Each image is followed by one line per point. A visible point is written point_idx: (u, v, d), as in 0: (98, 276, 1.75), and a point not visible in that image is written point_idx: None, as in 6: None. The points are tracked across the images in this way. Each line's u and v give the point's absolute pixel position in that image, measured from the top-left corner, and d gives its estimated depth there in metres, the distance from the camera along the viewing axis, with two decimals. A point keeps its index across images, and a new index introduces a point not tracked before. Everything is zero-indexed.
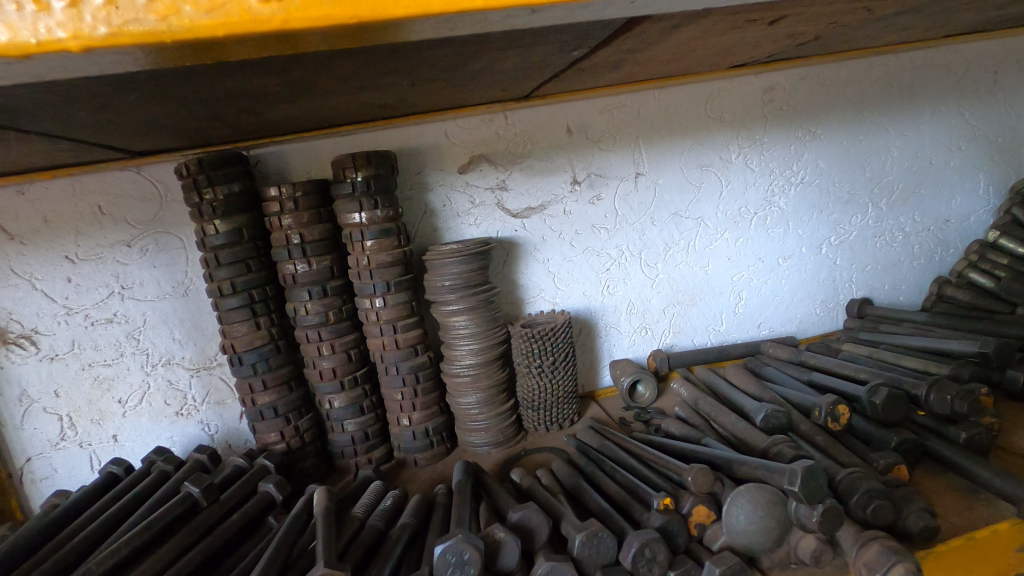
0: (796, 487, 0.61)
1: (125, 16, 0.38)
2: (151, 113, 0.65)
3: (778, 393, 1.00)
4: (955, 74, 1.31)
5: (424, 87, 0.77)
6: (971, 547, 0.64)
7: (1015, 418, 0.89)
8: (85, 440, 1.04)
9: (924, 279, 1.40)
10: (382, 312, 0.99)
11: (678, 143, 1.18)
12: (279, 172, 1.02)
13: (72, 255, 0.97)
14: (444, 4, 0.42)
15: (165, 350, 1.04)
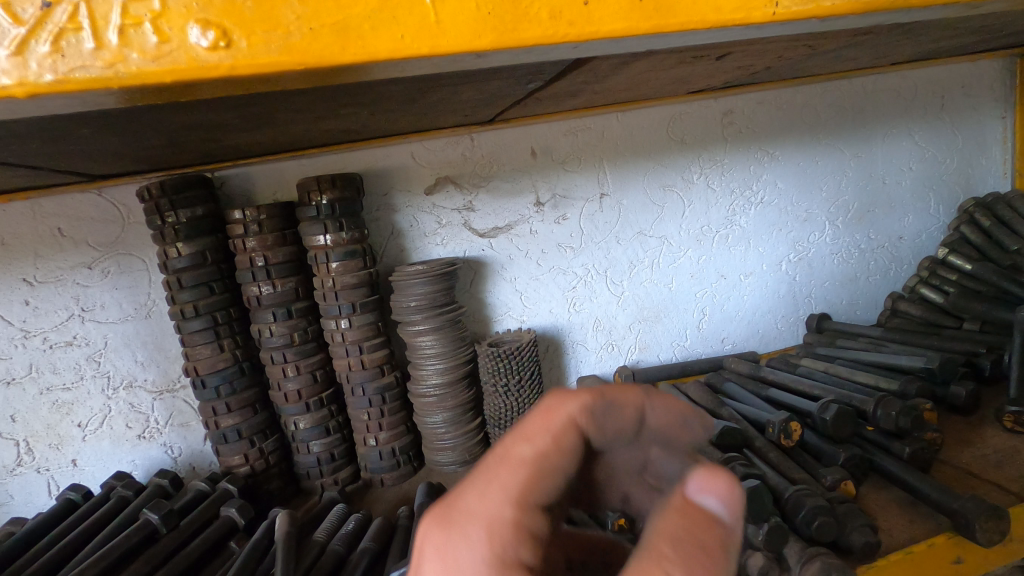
0: (743, 506, 0.63)
1: (72, 64, 0.38)
2: (107, 143, 0.65)
3: (735, 410, 1.03)
4: (905, 98, 1.37)
5: (384, 116, 0.78)
6: (910, 561, 0.66)
7: (957, 433, 0.92)
8: (43, 465, 1.02)
9: (879, 294, 1.45)
10: (348, 333, 0.99)
11: (641, 165, 1.21)
12: (244, 194, 1.02)
13: (30, 278, 0.96)
14: (390, 51, 0.43)
15: (127, 373, 1.03)
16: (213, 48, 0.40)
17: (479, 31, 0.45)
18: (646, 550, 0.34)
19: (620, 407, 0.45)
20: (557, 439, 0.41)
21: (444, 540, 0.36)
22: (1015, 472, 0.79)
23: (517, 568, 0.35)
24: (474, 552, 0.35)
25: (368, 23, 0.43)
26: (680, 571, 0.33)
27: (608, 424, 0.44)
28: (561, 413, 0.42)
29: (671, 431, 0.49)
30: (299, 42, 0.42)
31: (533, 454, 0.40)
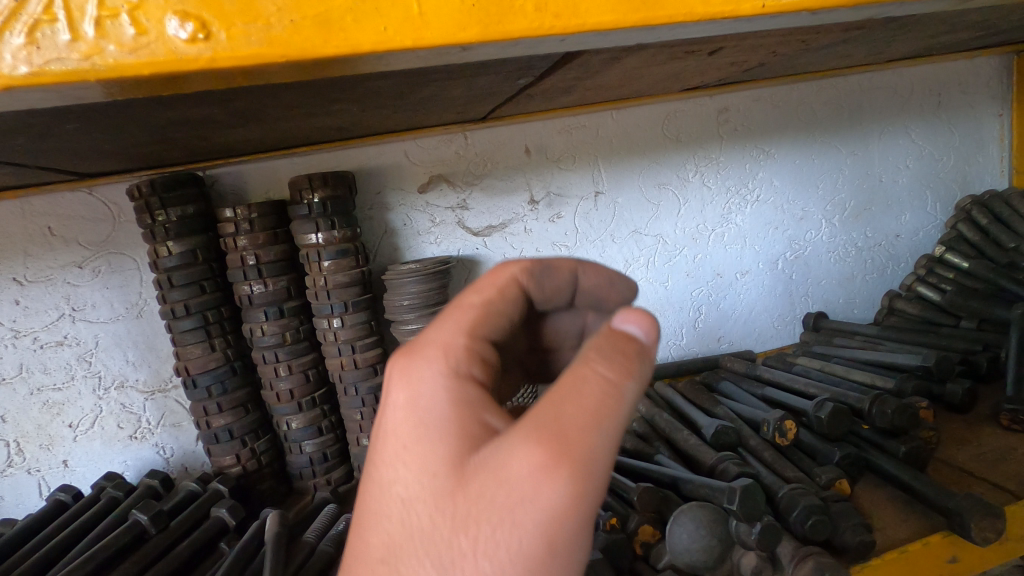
0: (735, 505, 0.64)
1: (47, 56, 0.38)
2: (94, 140, 0.65)
3: (730, 409, 1.02)
4: (902, 96, 1.36)
5: (375, 112, 0.77)
6: (905, 561, 0.66)
7: (954, 431, 0.92)
8: (33, 466, 1.01)
9: (876, 292, 1.45)
10: (340, 332, 0.98)
11: (637, 163, 1.20)
12: (236, 193, 1.01)
13: (20, 277, 0.95)
14: (373, 44, 0.43)
15: (118, 373, 1.02)
16: (191, 40, 0.39)
17: (463, 23, 0.44)
18: (577, 356, 0.38)
19: (557, 269, 0.56)
20: (501, 287, 0.50)
21: (405, 364, 0.43)
22: (1011, 470, 0.78)
23: (470, 378, 0.41)
24: (432, 366, 0.42)
25: (350, 16, 0.42)
26: (605, 366, 0.37)
27: (545, 283, 0.55)
28: (503, 273, 0.51)
29: (602, 292, 0.59)
30: (280, 34, 0.41)
31: (481, 301, 0.48)
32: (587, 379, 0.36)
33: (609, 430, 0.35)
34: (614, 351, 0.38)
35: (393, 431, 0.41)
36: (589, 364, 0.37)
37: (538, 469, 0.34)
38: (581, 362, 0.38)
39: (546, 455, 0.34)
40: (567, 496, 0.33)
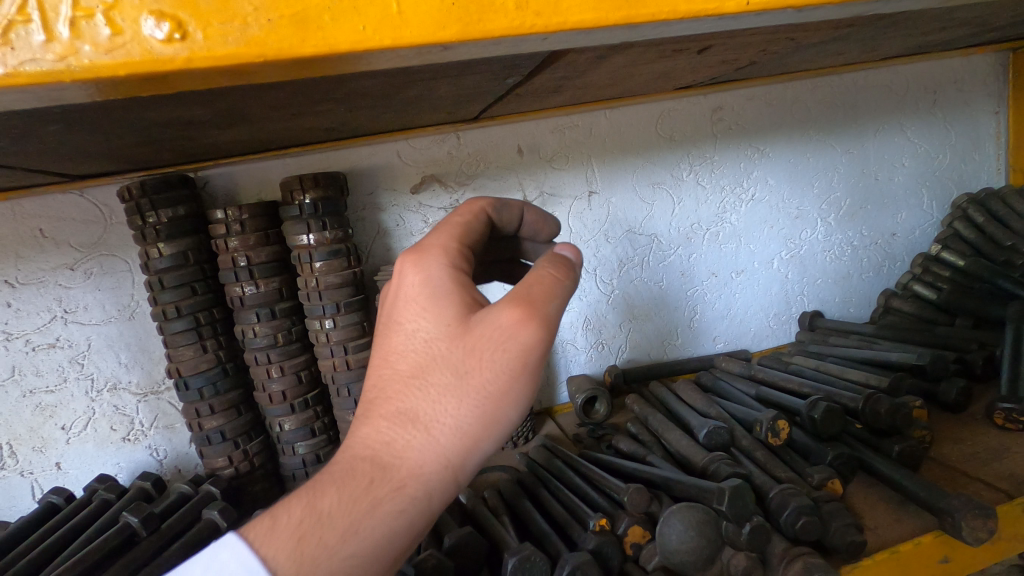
0: (724, 506, 0.64)
1: (21, 57, 0.38)
2: (80, 141, 0.64)
3: (724, 408, 1.02)
4: (897, 93, 1.36)
5: (364, 112, 0.77)
6: (896, 561, 0.65)
7: (948, 430, 0.91)
8: (26, 468, 1.01)
9: (872, 291, 1.44)
10: (333, 333, 0.98)
11: (631, 162, 1.20)
12: (227, 194, 1.01)
13: (12, 279, 0.95)
14: (351, 43, 0.43)
15: (111, 374, 1.02)
16: (168, 40, 0.39)
17: (442, 22, 0.44)
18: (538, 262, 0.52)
19: (510, 205, 0.64)
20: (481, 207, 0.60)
21: (415, 250, 0.55)
22: (1005, 468, 0.78)
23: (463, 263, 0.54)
24: (439, 255, 0.53)
25: (328, 15, 0.42)
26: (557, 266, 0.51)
27: (504, 217, 0.63)
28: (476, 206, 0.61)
29: (539, 226, 0.67)
30: (258, 34, 0.41)
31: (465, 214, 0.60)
32: (545, 273, 0.50)
33: (558, 304, 0.49)
34: (558, 264, 0.53)
35: (411, 295, 0.52)
36: (547, 266, 0.51)
37: (517, 318, 0.47)
38: (538, 268, 0.53)
39: (521, 311, 0.47)
40: (537, 336, 0.47)
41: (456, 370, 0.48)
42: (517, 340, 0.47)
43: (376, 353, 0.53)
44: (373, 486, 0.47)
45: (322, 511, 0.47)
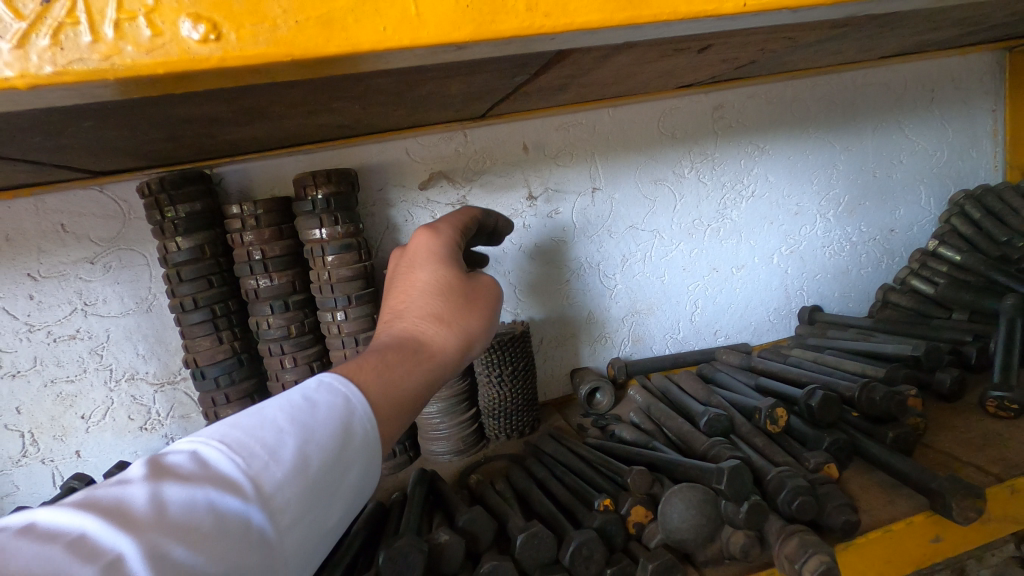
0: (722, 485, 0.67)
1: (70, 57, 0.41)
2: (108, 138, 0.67)
3: (723, 398, 1.05)
4: (895, 91, 1.38)
5: (377, 110, 0.80)
6: (887, 539, 0.68)
7: (942, 418, 0.94)
8: (48, 456, 1.05)
9: (871, 286, 1.47)
10: (344, 325, 1.01)
11: (633, 159, 1.23)
12: (241, 190, 1.04)
13: (34, 273, 0.98)
14: (372, 43, 0.46)
15: (129, 365, 1.06)
16: (203, 40, 0.42)
17: (458, 23, 0.47)
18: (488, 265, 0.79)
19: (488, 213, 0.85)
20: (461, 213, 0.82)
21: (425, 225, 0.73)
22: (996, 454, 0.80)
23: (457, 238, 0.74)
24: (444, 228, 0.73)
25: (351, 17, 0.45)
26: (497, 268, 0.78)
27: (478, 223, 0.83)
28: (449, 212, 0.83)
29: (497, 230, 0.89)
30: (286, 35, 0.44)
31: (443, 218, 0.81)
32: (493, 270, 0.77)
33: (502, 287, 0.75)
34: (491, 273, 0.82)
35: (429, 249, 0.69)
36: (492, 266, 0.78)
37: (492, 281, 0.71)
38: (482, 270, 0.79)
39: (492, 279, 0.72)
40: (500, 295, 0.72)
41: (466, 292, 0.66)
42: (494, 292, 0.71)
43: (398, 285, 0.67)
44: (412, 356, 0.58)
45: (377, 365, 0.56)
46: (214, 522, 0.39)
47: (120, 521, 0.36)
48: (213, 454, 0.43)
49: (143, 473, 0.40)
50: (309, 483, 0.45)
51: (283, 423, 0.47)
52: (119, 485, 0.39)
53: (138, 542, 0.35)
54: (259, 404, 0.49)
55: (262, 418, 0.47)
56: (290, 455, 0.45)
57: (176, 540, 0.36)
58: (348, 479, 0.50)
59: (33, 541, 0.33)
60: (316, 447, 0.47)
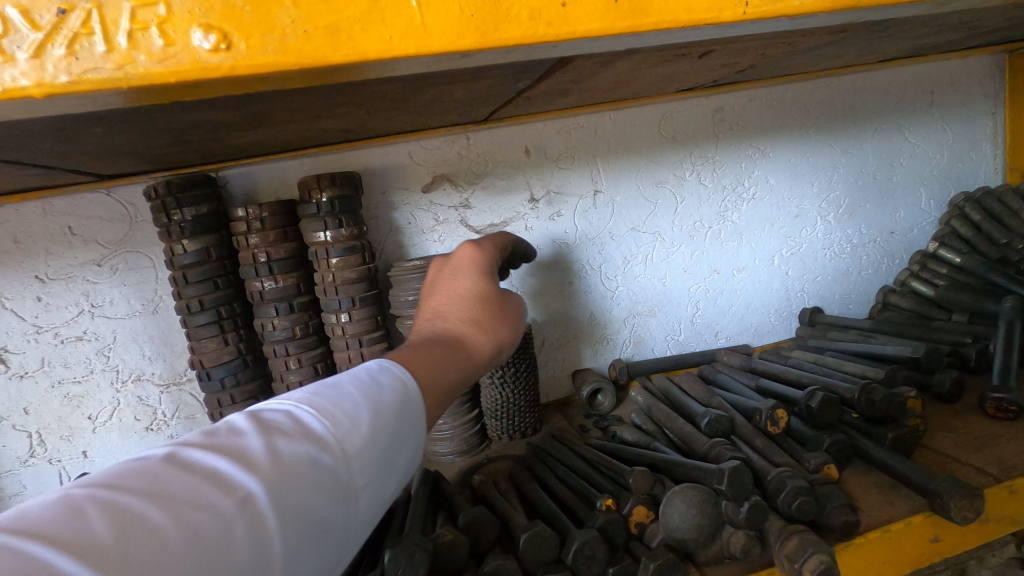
0: (723, 486, 0.68)
1: (85, 66, 0.42)
2: (116, 142, 0.68)
3: (724, 399, 1.06)
4: (895, 94, 1.39)
5: (381, 115, 0.81)
6: (886, 540, 0.69)
7: (941, 420, 0.95)
8: (55, 456, 1.06)
9: (871, 288, 1.47)
10: (348, 327, 1.02)
11: (634, 162, 1.24)
12: (246, 193, 1.05)
13: (42, 275, 0.99)
14: (379, 51, 0.46)
15: (135, 366, 1.07)
16: (214, 50, 0.43)
17: (462, 32, 0.48)
18: None
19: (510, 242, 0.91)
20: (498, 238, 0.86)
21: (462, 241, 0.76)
22: (995, 455, 0.81)
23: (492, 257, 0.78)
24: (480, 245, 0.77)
25: (359, 26, 0.46)
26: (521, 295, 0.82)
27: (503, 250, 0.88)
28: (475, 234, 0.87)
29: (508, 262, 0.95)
30: (294, 44, 0.45)
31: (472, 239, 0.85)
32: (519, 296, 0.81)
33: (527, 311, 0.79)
34: None
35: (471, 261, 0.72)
36: None
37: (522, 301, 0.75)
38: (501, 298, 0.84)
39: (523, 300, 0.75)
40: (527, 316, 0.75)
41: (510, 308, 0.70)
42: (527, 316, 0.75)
43: (439, 289, 0.69)
44: (460, 352, 0.60)
45: (426, 356, 0.57)
46: (315, 475, 0.42)
47: (241, 465, 0.40)
48: (309, 411, 0.46)
49: (251, 424, 0.44)
50: (389, 447, 0.48)
51: (360, 392, 0.49)
52: (232, 436, 0.42)
53: (258, 487, 0.39)
54: (337, 374, 0.51)
55: (347, 384, 0.50)
56: (375, 418, 0.48)
57: (286, 489, 0.40)
58: (418, 443, 0.53)
59: (174, 475, 0.38)
60: (396, 414, 0.50)
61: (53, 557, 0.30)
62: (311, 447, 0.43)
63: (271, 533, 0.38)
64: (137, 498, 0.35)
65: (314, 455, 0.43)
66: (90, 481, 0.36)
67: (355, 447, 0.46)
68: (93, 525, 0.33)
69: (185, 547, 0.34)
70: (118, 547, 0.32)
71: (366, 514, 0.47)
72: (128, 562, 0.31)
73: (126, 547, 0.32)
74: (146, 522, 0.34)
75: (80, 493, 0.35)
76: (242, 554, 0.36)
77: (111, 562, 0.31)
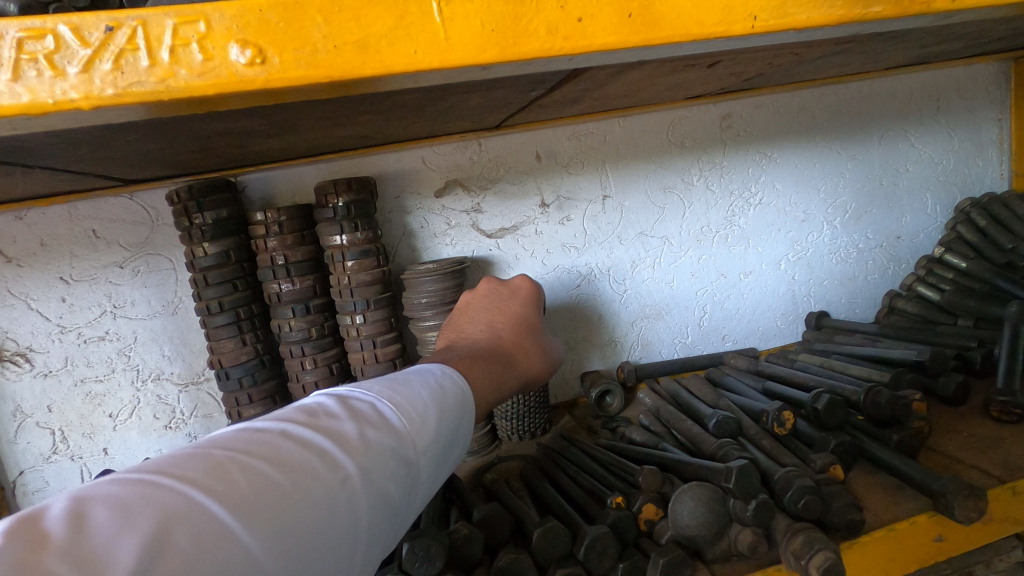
0: (731, 484, 0.70)
1: (129, 80, 0.44)
2: (145, 149, 0.71)
3: (731, 401, 1.08)
4: (901, 101, 1.40)
5: (397, 122, 0.83)
6: (890, 538, 0.71)
7: (946, 423, 0.96)
8: (77, 453, 1.09)
9: (877, 292, 1.49)
10: (363, 329, 1.05)
11: (643, 168, 1.26)
12: (264, 197, 1.08)
13: (66, 276, 1.02)
14: (404, 64, 0.49)
15: (155, 366, 1.09)
16: (249, 64, 0.46)
17: (483, 46, 0.50)
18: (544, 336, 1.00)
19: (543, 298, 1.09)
20: (519, 278, 1.04)
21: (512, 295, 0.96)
22: (999, 457, 0.82)
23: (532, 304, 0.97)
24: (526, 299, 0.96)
25: (385, 41, 0.48)
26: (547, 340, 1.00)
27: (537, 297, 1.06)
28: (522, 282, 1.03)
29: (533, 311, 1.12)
30: (325, 58, 0.47)
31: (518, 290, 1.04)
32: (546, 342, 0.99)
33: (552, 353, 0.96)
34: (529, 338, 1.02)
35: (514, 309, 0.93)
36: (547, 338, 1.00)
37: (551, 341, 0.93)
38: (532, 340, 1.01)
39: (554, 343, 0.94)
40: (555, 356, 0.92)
41: (539, 342, 0.88)
42: (555, 355, 0.93)
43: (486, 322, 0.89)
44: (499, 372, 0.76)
45: (481, 372, 0.72)
46: (395, 462, 0.49)
47: (342, 443, 0.46)
48: (391, 406, 0.53)
49: (344, 411, 0.50)
50: (445, 448, 0.56)
51: (428, 398, 0.56)
52: (330, 419, 0.48)
53: (357, 467, 0.45)
54: (407, 377, 0.58)
55: (417, 387, 0.57)
56: (440, 421, 0.55)
57: (375, 470, 0.47)
58: (463, 445, 0.60)
59: (291, 445, 0.44)
60: (454, 419, 0.57)
61: (211, 504, 0.36)
62: (393, 439, 0.50)
63: (364, 505, 0.45)
64: (264, 464, 0.41)
65: (396, 445, 0.50)
66: (223, 444, 0.42)
67: (424, 444, 0.52)
68: (237, 480, 0.39)
69: (305, 510, 0.40)
70: (259, 504, 0.38)
71: (421, 500, 0.54)
72: (265, 515, 0.38)
73: (260, 504, 0.38)
74: (272, 486, 0.40)
75: (220, 453, 0.41)
76: (341, 521, 0.42)
77: (254, 514, 0.37)
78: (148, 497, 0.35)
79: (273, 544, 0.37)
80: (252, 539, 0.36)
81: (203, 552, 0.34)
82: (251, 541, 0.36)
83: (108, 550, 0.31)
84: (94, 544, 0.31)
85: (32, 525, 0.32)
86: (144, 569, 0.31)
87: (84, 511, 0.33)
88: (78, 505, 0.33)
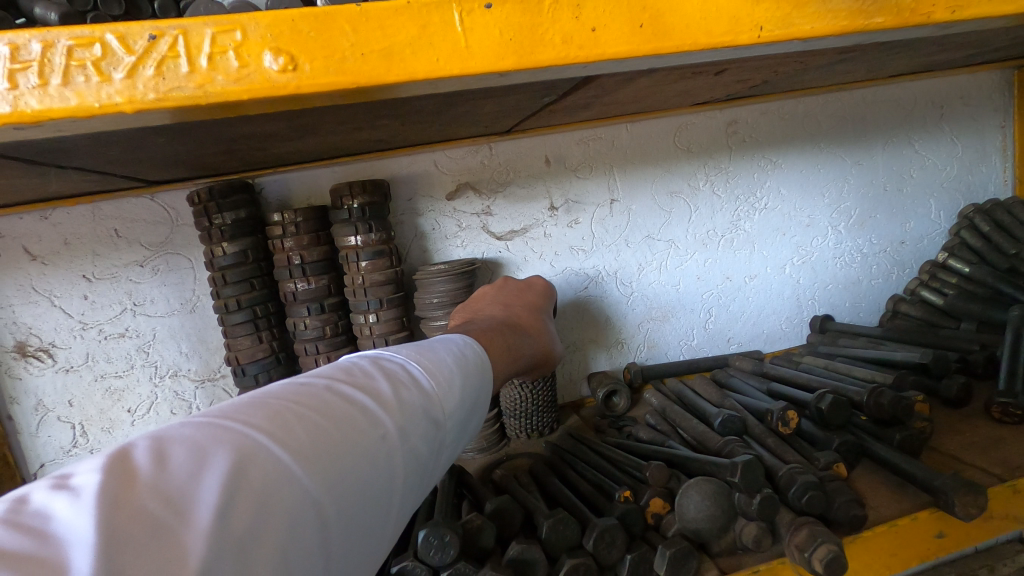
0: (736, 477, 0.72)
1: (170, 85, 0.47)
2: (172, 151, 0.74)
3: (736, 401, 1.10)
4: (905, 108, 1.42)
5: (413, 126, 0.86)
6: (891, 533, 0.73)
7: (949, 424, 0.98)
8: (96, 447, 1.12)
9: (881, 297, 1.50)
10: (376, 328, 1.07)
11: (650, 172, 1.28)
12: (281, 199, 1.11)
13: (88, 275, 1.05)
14: (427, 71, 0.51)
15: (172, 362, 1.12)
16: (282, 70, 0.48)
17: (501, 54, 0.53)
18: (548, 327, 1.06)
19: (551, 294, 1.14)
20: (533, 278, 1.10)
21: (523, 286, 1.02)
22: (1000, 457, 0.84)
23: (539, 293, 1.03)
24: (535, 290, 1.02)
25: (409, 49, 0.50)
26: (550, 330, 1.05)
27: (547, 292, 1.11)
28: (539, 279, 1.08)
29: None
30: (352, 65, 0.50)
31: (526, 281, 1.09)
32: None
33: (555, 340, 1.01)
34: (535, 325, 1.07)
35: (523, 296, 0.98)
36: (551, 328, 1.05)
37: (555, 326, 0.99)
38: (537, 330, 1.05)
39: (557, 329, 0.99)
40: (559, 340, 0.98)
41: (546, 324, 0.94)
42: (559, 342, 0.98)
43: (497, 302, 0.93)
44: (512, 344, 0.80)
45: (500, 345, 0.76)
46: (427, 422, 0.52)
47: (382, 402, 0.49)
48: (420, 369, 0.56)
49: (380, 372, 0.53)
50: (466, 413, 0.59)
51: (451, 364, 0.60)
52: (368, 378, 0.51)
53: (396, 424, 0.48)
54: (431, 345, 0.62)
55: (442, 354, 0.60)
56: (463, 385, 0.59)
57: (411, 429, 0.49)
58: (482, 412, 0.64)
59: (337, 401, 0.46)
60: (474, 385, 0.61)
61: (275, 449, 0.39)
62: (424, 400, 0.53)
63: (402, 461, 0.47)
64: (315, 414, 0.44)
65: (426, 406, 0.53)
66: (275, 395, 0.45)
67: (451, 407, 0.56)
68: (295, 429, 0.41)
69: (355, 459, 0.42)
70: (317, 450, 0.40)
71: (445, 460, 0.57)
72: (322, 462, 0.40)
73: (317, 449, 0.40)
74: (326, 433, 0.42)
75: (276, 403, 0.43)
76: (384, 473, 0.45)
77: (312, 460, 0.40)
78: (219, 439, 0.37)
79: (330, 491, 0.39)
80: (312, 483, 0.38)
81: (273, 494, 0.36)
82: (312, 484, 0.38)
83: (191, 487, 0.33)
84: (179, 481, 0.33)
85: (120, 463, 0.34)
86: (224, 505, 0.33)
87: (165, 450, 0.35)
88: (157, 445, 0.36)
